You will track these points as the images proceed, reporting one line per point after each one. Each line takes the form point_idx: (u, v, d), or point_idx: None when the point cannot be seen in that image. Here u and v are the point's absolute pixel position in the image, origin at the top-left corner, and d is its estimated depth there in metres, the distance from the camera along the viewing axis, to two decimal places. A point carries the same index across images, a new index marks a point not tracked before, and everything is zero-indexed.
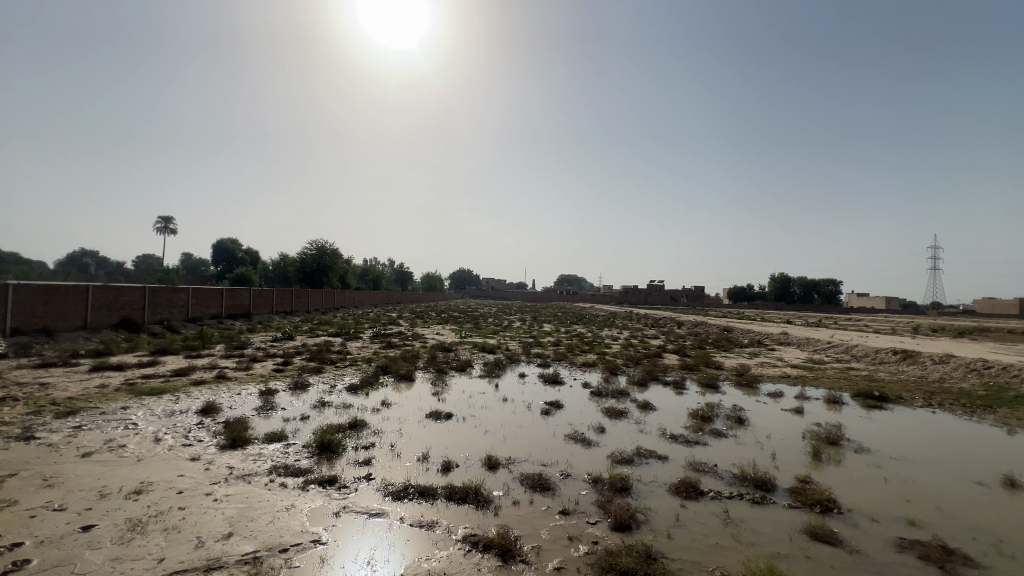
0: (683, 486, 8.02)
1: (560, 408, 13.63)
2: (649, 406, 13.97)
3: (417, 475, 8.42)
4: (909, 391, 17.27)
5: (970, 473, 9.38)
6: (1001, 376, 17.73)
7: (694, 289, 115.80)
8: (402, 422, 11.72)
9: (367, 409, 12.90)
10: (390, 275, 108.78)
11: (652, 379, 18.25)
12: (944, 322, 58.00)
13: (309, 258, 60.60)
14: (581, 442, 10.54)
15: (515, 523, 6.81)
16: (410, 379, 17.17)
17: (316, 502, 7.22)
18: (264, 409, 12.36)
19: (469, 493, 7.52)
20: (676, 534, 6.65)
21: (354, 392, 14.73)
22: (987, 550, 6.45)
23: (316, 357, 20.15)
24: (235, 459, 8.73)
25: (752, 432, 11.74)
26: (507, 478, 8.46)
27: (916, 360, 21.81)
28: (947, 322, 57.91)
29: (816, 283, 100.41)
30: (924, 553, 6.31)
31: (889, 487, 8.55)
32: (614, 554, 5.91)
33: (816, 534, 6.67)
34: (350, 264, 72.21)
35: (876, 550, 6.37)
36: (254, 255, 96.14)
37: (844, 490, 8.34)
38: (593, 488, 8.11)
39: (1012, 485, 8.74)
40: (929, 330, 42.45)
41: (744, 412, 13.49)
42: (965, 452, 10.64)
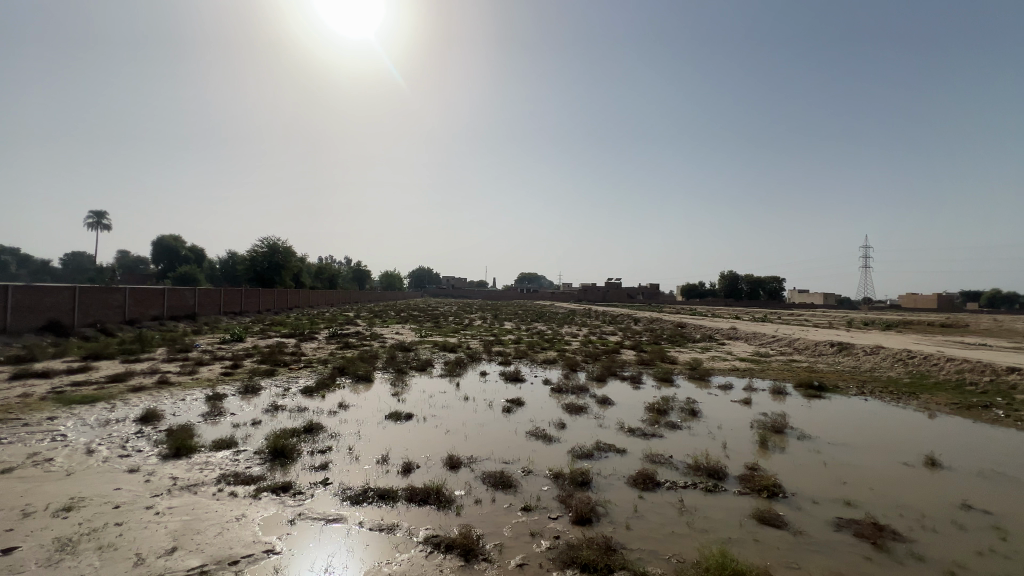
0: (641, 478, 8.26)
1: (521, 406, 13.66)
2: (608, 401, 14.31)
3: (376, 478, 8.22)
4: (844, 380, 18.53)
5: (898, 455, 10.15)
6: (924, 365, 19.32)
7: (650, 288, 119.21)
8: (360, 424, 11.42)
9: (323, 412, 12.49)
10: (347, 274, 106.05)
11: (611, 375, 18.69)
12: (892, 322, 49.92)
13: (258, 257, 57.80)
14: (542, 439, 10.65)
15: (477, 522, 6.78)
16: (368, 380, 16.75)
17: (268, 510, 6.92)
18: (211, 415, 11.69)
19: (430, 494, 7.43)
20: (634, 524, 6.84)
21: (309, 395, 14.21)
22: (913, 525, 7.02)
23: (268, 359, 19.31)
24: (179, 469, 8.24)
25: (705, 423, 12.23)
26: (469, 478, 8.42)
27: (850, 352, 23.47)
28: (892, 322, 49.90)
29: (762, 281, 105.99)
30: (858, 530, 6.78)
31: (827, 471, 9.13)
32: (576, 547, 6.02)
33: (763, 518, 7.02)
34: (305, 262, 69.72)
35: (817, 530, 6.78)
36: (198, 253, 90.97)
37: (788, 475, 8.87)
38: (554, 484, 8.22)
39: (933, 465, 9.51)
40: (858, 330, 37.79)
41: (697, 404, 14.04)
42: (892, 436, 11.55)
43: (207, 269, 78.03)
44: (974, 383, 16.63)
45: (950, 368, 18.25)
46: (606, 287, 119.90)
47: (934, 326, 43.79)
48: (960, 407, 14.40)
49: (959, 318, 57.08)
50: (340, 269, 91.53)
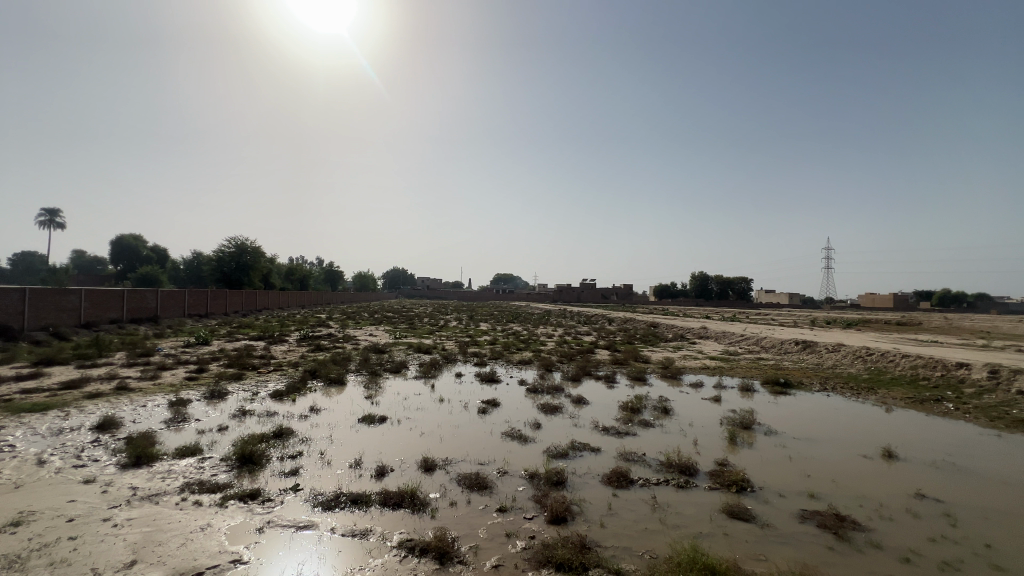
0: (615, 476, 8.36)
1: (497, 407, 13.64)
2: (583, 400, 14.46)
3: (349, 482, 8.07)
4: (809, 377, 19.22)
5: (858, 448, 10.59)
6: (881, 361, 20.28)
7: (623, 288, 121.27)
8: (332, 428, 11.19)
9: (293, 416, 12.17)
10: (319, 274, 103.95)
11: (585, 374, 18.92)
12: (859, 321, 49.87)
13: (225, 257, 55.91)
14: (518, 439, 10.68)
15: (452, 525, 6.73)
16: (341, 383, 16.42)
17: (235, 518, 6.70)
18: (174, 422, 11.24)
19: (405, 498, 7.33)
20: (608, 522, 6.92)
21: (279, 399, 13.84)
22: (871, 515, 7.34)
23: (235, 363, 18.71)
24: (139, 478, 7.89)
25: (676, 421, 12.50)
26: (444, 479, 8.37)
27: (813, 349, 24.40)
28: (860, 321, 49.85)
29: (730, 281, 109.17)
30: (821, 521, 7.04)
31: (793, 465, 9.45)
32: (551, 546, 6.05)
33: (733, 513, 7.21)
34: (274, 263, 67.99)
35: (783, 523, 7.01)
36: (161, 252, 87.71)
37: (755, 469, 9.13)
38: (529, 484, 8.24)
39: (890, 457, 9.98)
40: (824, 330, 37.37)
41: (669, 403, 14.32)
42: (852, 429, 12.08)
43: (170, 270, 75.03)
44: (926, 378, 17.54)
45: (905, 364, 19.20)
46: (581, 288, 121.15)
47: (893, 326, 44.16)
48: (914, 401, 15.15)
49: (915, 317, 56.69)
50: (312, 269, 89.56)
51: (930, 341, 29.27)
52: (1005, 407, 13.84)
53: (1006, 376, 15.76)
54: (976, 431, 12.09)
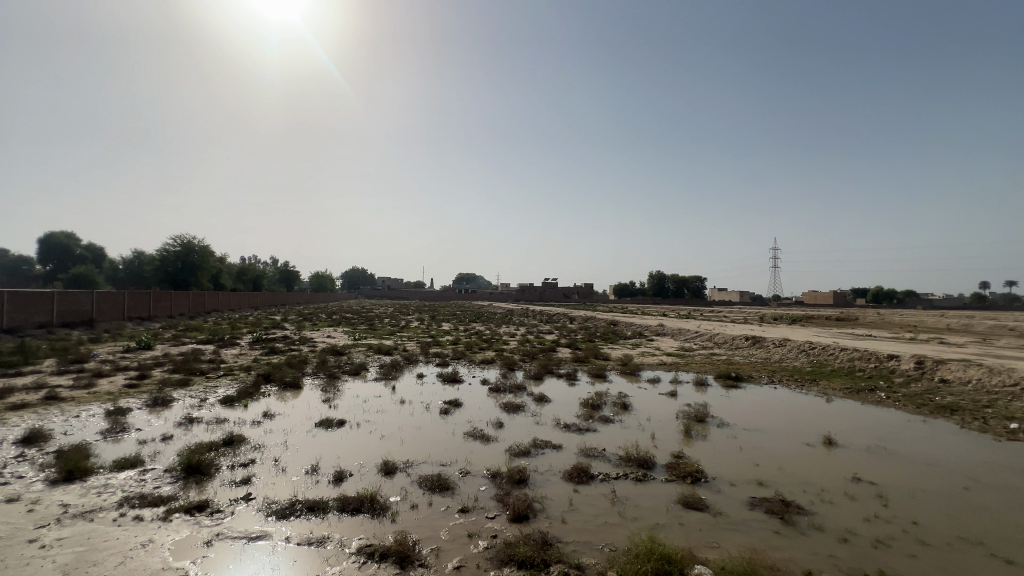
0: (576, 472, 8.50)
1: (459, 407, 13.55)
2: (545, 398, 14.61)
3: (305, 489, 7.81)
4: (759, 371, 20.20)
5: (802, 436, 11.23)
6: (822, 354, 21.59)
7: (584, 287, 123.31)
8: (287, 434, 10.77)
9: (245, 422, 11.63)
10: (273, 274, 100.04)
11: (548, 373, 19.11)
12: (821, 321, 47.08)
13: (170, 256, 52.76)
14: (480, 439, 10.65)
15: (413, 528, 6.64)
16: (297, 387, 15.85)
17: (181, 532, 6.34)
18: (112, 432, 10.50)
19: (364, 502, 7.17)
20: (569, 518, 7.01)
21: (229, 406, 13.19)
22: (813, 499, 7.80)
23: (181, 368, 17.68)
24: (72, 495, 7.32)
25: (635, 416, 12.83)
26: (405, 483, 8.23)
27: (762, 344, 25.64)
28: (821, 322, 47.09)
29: (686, 280, 113.38)
30: (769, 507, 7.42)
31: (743, 455, 9.90)
32: (512, 545, 6.08)
33: (687, 503, 7.48)
34: (224, 263, 64.83)
35: (734, 510, 7.34)
36: (97, 251, 81.70)
37: (709, 461, 9.51)
38: (492, 483, 8.24)
39: (830, 444, 10.64)
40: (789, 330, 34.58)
41: (628, 398, 14.70)
42: (797, 419, 12.77)
43: (107, 270, 69.98)
44: (862, 369, 18.81)
45: (843, 357, 20.51)
46: (544, 288, 121.71)
47: (847, 326, 42.14)
48: (852, 391, 16.22)
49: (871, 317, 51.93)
50: (265, 270, 85.96)
51: (870, 336, 30.96)
52: (930, 394, 15.08)
53: (930, 366, 17.17)
54: (905, 417, 13.10)
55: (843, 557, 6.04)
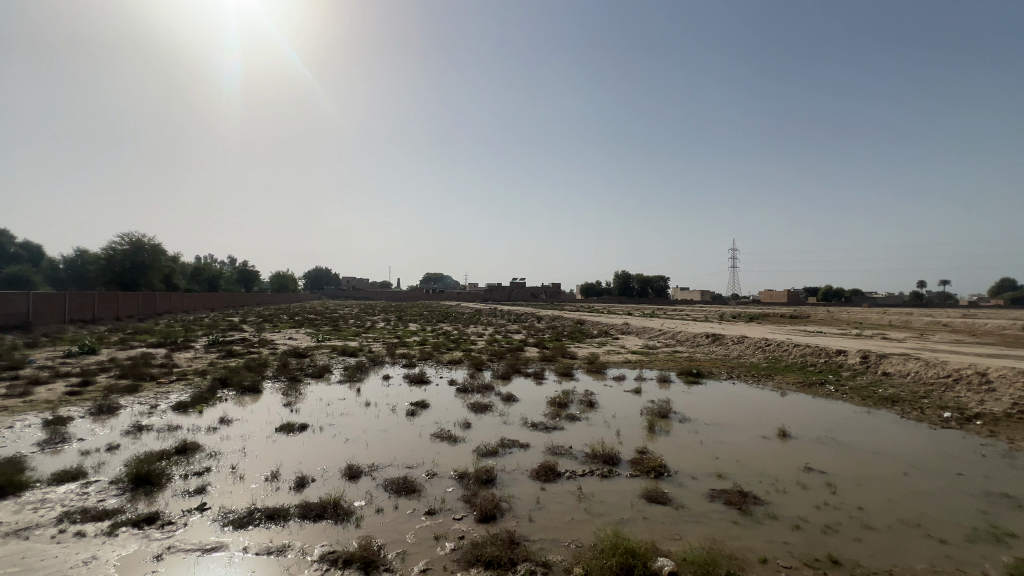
0: (543, 471, 8.56)
1: (425, 408, 13.40)
2: (513, 398, 14.65)
3: (264, 497, 7.53)
4: (718, 367, 20.92)
5: (758, 430, 11.71)
6: (776, 350, 22.59)
7: (552, 288, 124.40)
8: (245, 440, 10.36)
9: (200, 429, 11.11)
10: (231, 275, 96.13)
11: (515, 372, 19.18)
12: (780, 322, 46.52)
13: (117, 255, 49.84)
14: (447, 440, 10.56)
15: (379, 532, 6.53)
16: (256, 391, 15.26)
17: (128, 547, 5.99)
18: (50, 444, 9.80)
19: (327, 509, 6.98)
20: (536, 516, 7.05)
21: (182, 412, 12.56)
22: (769, 489, 8.15)
23: (129, 373, 16.68)
24: (4, 513, 6.78)
25: (600, 413, 13.05)
26: (370, 486, 8.07)
27: (721, 341, 26.59)
28: (779, 322, 46.51)
29: (650, 279, 116.31)
30: (728, 498, 7.70)
31: (704, 449, 10.22)
32: (479, 545, 6.06)
33: (651, 497, 7.67)
34: (178, 263, 61.77)
35: (695, 503, 7.57)
36: (33, 249, 76.16)
37: (672, 456, 9.76)
38: (459, 484, 8.19)
39: (784, 436, 11.14)
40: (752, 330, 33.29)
41: (594, 396, 14.94)
42: (753, 413, 13.29)
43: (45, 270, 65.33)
44: (813, 364, 19.80)
45: (797, 352, 21.52)
46: (512, 288, 121.74)
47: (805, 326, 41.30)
48: (804, 385, 17.06)
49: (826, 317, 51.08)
50: (222, 270, 82.45)
51: (820, 333, 32.64)
52: (873, 387, 16.06)
53: (874, 360, 18.26)
54: (852, 409, 13.88)
55: (796, 544, 6.34)
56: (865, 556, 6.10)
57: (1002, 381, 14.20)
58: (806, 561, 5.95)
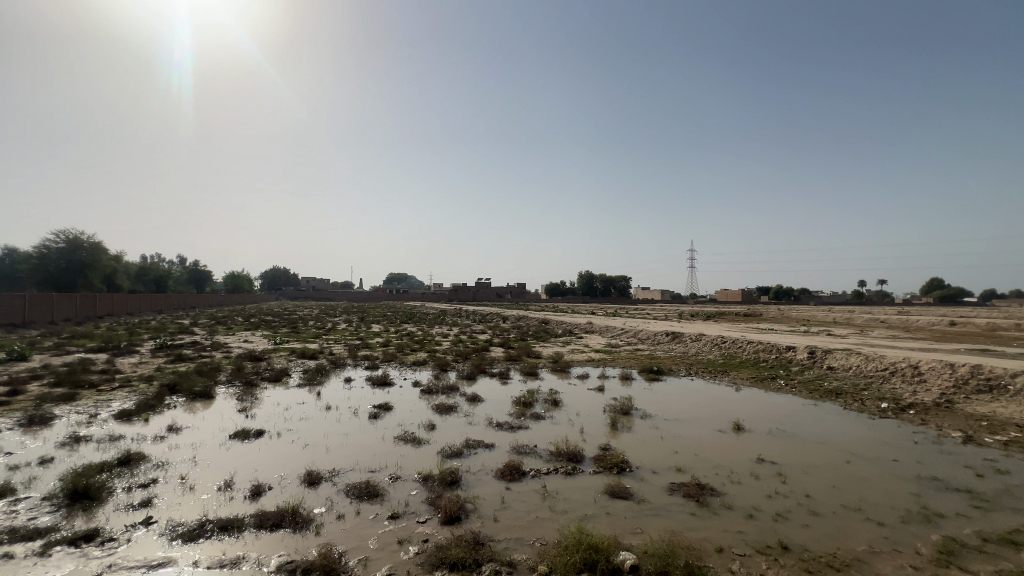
0: (508, 471, 8.57)
1: (389, 411, 13.14)
2: (478, 398, 14.60)
3: (216, 508, 7.18)
4: (678, 364, 21.61)
5: (715, 424, 12.17)
6: (732, 347, 23.54)
7: (517, 288, 124.91)
8: (196, 448, 9.86)
9: (146, 438, 10.48)
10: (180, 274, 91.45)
11: (480, 372, 19.12)
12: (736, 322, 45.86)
13: (51, 253, 46.43)
14: (411, 442, 10.41)
15: (340, 539, 6.36)
16: (208, 397, 14.53)
17: (64, 567, 5.58)
18: None
19: (285, 517, 6.75)
20: (501, 516, 7.05)
21: (126, 421, 11.81)
22: (725, 480, 8.48)
23: (65, 381, 15.52)
24: None
25: (565, 412, 13.20)
26: (330, 492, 7.84)
27: (680, 339, 27.47)
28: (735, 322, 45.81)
29: (612, 279, 118.75)
30: (686, 491, 7.96)
31: (664, 444, 10.51)
32: (444, 548, 6.00)
33: (613, 492, 7.83)
34: (120, 262, 58.11)
35: (655, 496, 7.79)
36: None
37: (633, 451, 9.98)
38: (423, 486, 8.09)
39: (738, 430, 11.62)
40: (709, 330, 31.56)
41: (559, 395, 15.10)
42: (711, 408, 13.79)
43: None
44: (765, 360, 20.77)
45: (750, 349, 22.50)
46: (477, 288, 121.25)
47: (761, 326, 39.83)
48: (757, 380, 17.86)
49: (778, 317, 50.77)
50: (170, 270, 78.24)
51: (772, 330, 34.28)
52: (819, 381, 17.01)
53: (820, 355, 19.33)
54: (800, 402, 14.66)
55: (749, 532, 6.63)
56: (812, 541, 6.43)
57: (932, 372, 15.37)
58: (759, 549, 6.22)
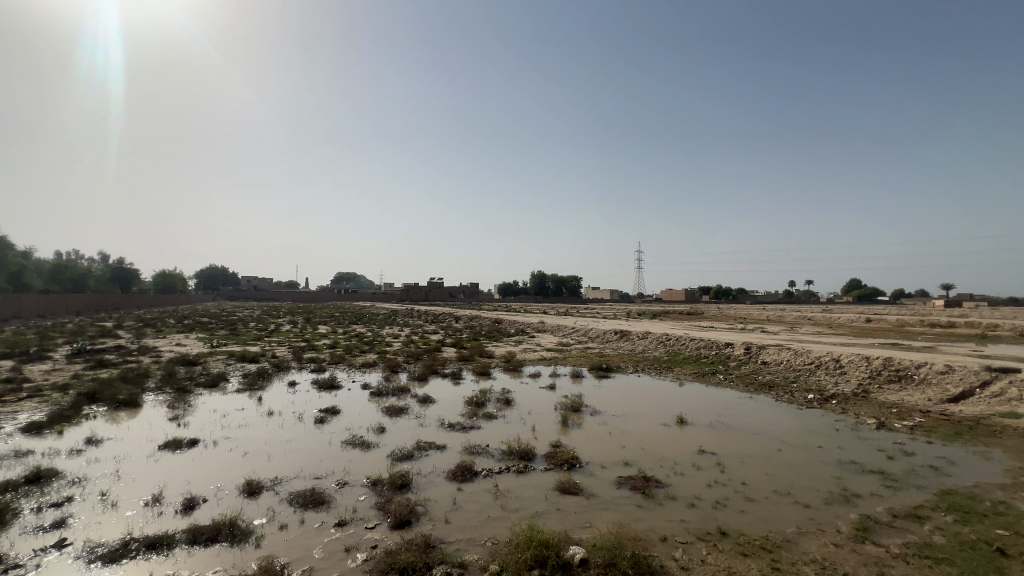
0: (459, 471, 8.52)
1: (336, 415, 12.71)
2: (429, 399, 14.40)
3: (142, 525, 6.65)
4: (626, 362, 22.32)
5: (660, 418, 12.68)
6: (676, 344, 24.62)
7: (469, 288, 124.29)
8: (120, 461, 9.09)
9: (59, 453, 9.54)
10: (102, 273, 84.41)
11: (432, 373, 18.90)
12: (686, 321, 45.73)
13: None
14: (359, 446, 10.11)
15: (283, 550, 6.08)
16: (135, 405, 13.45)
17: None
18: None
19: (221, 530, 6.36)
20: (452, 517, 7.00)
21: (36, 434, 10.68)
22: (669, 472, 8.86)
23: None
24: None
25: (517, 410, 13.32)
26: (272, 502, 7.47)
27: (628, 337, 28.42)
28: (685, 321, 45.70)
29: (564, 279, 120.69)
30: (633, 484, 8.24)
31: (613, 439, 10.82)
32: (394, 553, 5.87)
33: (564, 488, 7.97)
34: (30, 260, 52.90)
35: (604, 491, 8.01)
36: None
37: (583, 447, 10.21)
38: (372, 491, 7.88)
39: (681, 423, 12.16)
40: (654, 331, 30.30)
41: (511, 394, 15.19)
42: (656, 403, 14.37)
43: None
44: (706, 356, 21.90)
45: (693, 345, 23.64)
46: (429, 288, 119.18)
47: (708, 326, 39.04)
48: (698, 375, 18.81)
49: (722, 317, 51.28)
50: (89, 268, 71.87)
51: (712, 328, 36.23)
52: (754, 375, 18.18)
53: (755, 351, 20.63)
54: (737, 395, 15.57)
55: (691, 520, 6.96)
56: (747, 525, 6.86)
57: (851, 364, 16.81)
58: (699, 536, 6.55)
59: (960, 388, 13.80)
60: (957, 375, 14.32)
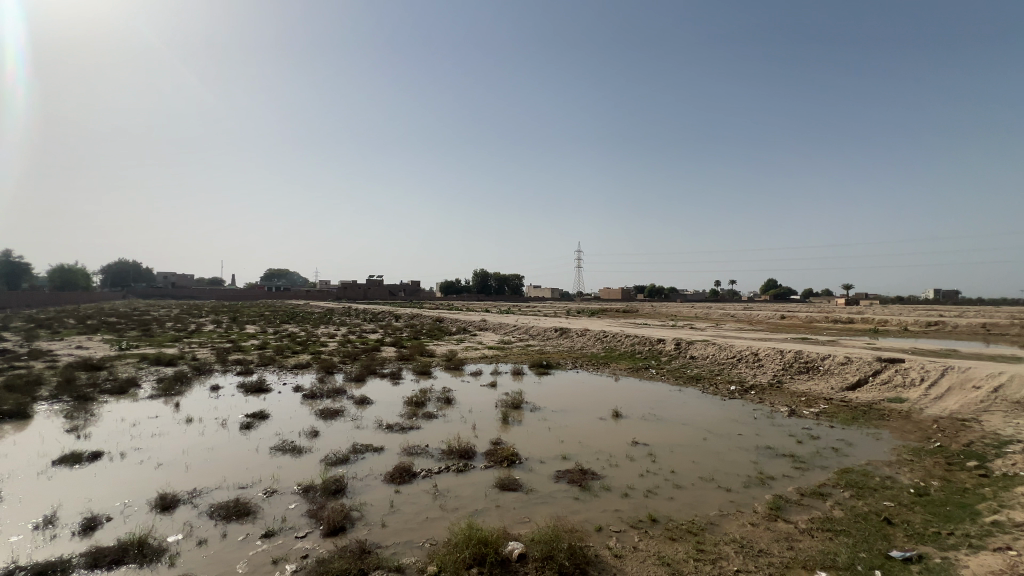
0: (397, 473, 8.32)
1: (264, 420, 11.97)
2: (366, 400, 13.92)
3: (31, 550, 5.91)
4: (566, 359, 22.83)
5: (596, 413, 13.10)
6: (613, 340, 25.56)
7: (411, 286, 121.33)
8: (3, 480, 8.01)
9: None
10: None
11: (370, 373, 18.30)
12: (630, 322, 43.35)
13: None
14: (290, 452, 9.59)
15: (201, 567, 5.64)
16: (24, 417, 11.91)
17: None
18: None
19: (129, 551, 5.78)
20: (389, 521, 6.82)
21: None
22: (604, 464, 9.18)
23: None
24: None
25: (457, 409, 13.22)
26: (190, 516, 6.91)
27: (568, 334, 29.10)
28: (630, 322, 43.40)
29: (506, 279, 120.72)
30: (571, 477, 8.46)
31: (551, 435, 11.03)
32: (326, 561, 5.63)
33: (504, 485, 8.02)
34: None
35: (543, 485, 8.16)
36: None
37: (524, 444, 10.33)
38: (303, 499, 7.50)
39: (617, 417, 12.63)
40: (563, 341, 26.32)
41: (451, 393, 15.04)
42: (593, 398, 14.83)
43: None
44: (640, 352, 22.90)
45: (628, 341, 24.62)
46: (369, 288, 114.01)
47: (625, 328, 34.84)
48: (633, 370, 19.66)
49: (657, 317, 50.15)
50: None
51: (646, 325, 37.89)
52: (683, 368, 19.29)
53: (684, 346, 21.87)
54: (668, 389, 16.41)
55: (625, 509, 7.26)
56: (675, 511, 7.26)
57: (767, 358, 18.29)
58: (632, 523, 6.84)
59: (856, 377, 15.44)
60: (854, 365, 16.01)
